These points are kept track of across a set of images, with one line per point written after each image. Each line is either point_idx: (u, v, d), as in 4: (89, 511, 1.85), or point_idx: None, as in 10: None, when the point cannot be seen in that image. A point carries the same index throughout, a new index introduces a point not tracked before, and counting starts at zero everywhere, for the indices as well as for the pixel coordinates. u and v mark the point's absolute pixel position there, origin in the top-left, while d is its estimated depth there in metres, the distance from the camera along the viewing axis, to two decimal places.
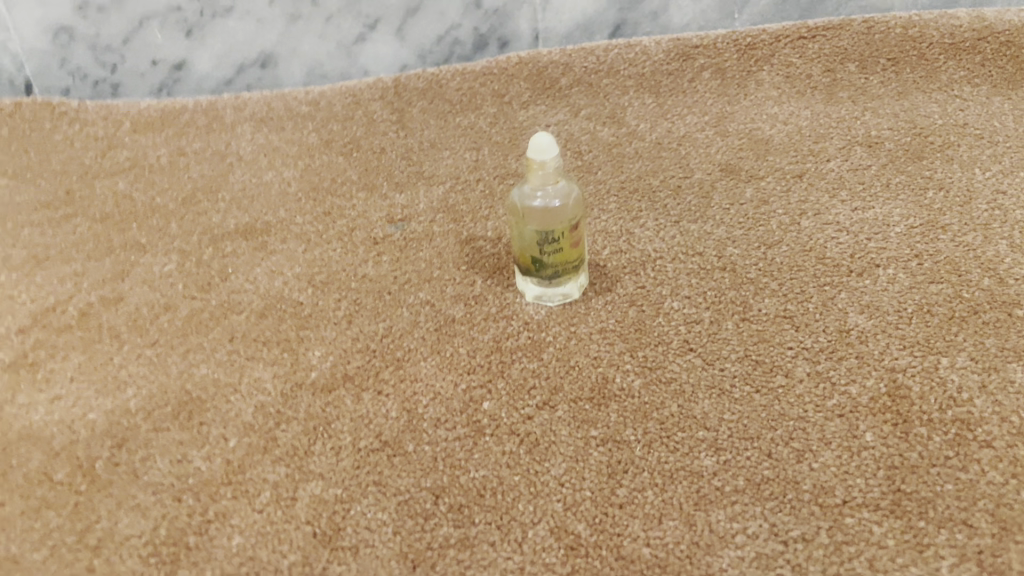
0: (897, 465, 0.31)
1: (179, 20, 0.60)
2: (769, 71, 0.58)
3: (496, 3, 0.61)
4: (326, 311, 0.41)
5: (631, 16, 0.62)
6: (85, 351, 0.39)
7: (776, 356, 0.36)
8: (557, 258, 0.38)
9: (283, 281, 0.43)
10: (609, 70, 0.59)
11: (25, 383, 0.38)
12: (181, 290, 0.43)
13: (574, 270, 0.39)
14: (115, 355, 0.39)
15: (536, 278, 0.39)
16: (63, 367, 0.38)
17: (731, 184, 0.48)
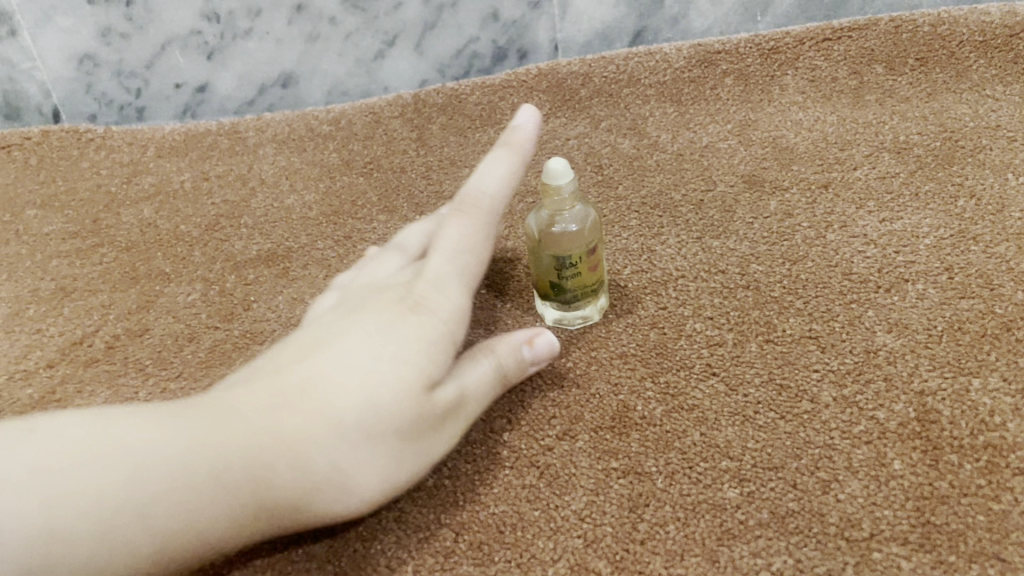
0: (943, 496, 0.30)
1: (199, 43, 0.61)
2: (794, 75, 0.56)
3: (514, 14, 0.60)
4: None
5: (650, 23, 0.61)
6: (114, 372, 0.41)
7: (801, 379, 0.35)
8: (576, 283, 0.38)
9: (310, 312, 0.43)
10: (628, 79, 0.58)
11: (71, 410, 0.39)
12: (216, 320, 0.44)
13: (592, 295, 0.39)
14: (155, 386, 0.40)
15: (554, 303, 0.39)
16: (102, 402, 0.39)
17: (754, 196, 0.47)
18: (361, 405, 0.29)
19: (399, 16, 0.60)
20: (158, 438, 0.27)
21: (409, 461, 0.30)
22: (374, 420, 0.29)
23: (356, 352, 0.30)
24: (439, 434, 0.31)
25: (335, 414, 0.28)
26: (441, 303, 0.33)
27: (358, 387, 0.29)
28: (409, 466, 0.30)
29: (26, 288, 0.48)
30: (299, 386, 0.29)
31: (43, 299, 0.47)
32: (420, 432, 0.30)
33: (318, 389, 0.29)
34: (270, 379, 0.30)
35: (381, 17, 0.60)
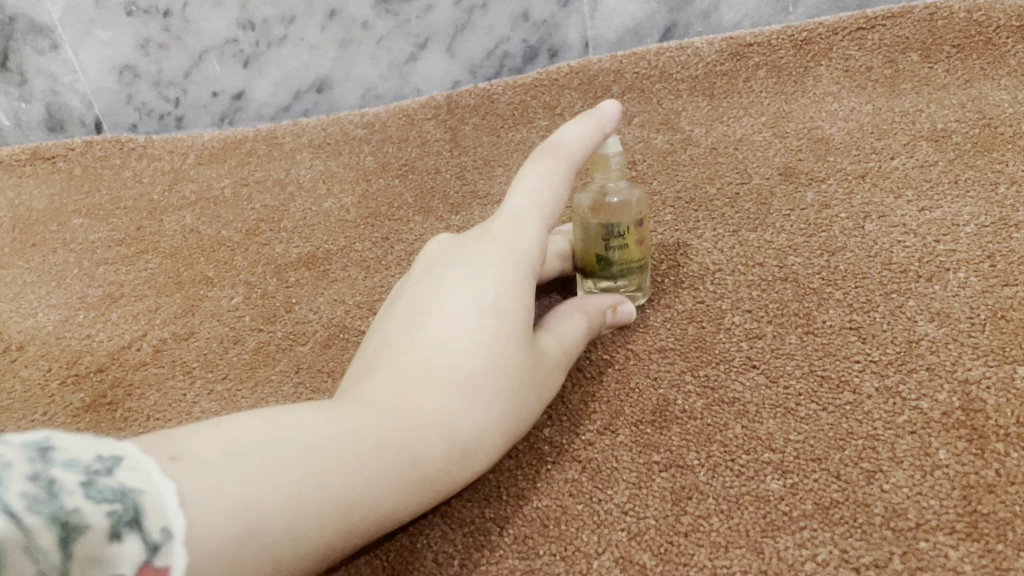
0: (990, 485, 0.30)
1: (235, 51, 0.62)
2: (827, 66, 0.55)
3: (545, 14, 0.60)
4: None
5: (681, 17, 0.61)
6: (162, 373, 0.42)
7: (842, 371, 0.35)
8: (623, 256, 0.39)
9: (351, 313, 0.44)
10: (660, 75, 0.58)
11: (122, 411, 0.40)
12: (262, 321, 0.45)
13: (636, 273, 0.39)
14: (202, 387, 0.41)
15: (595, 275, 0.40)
16: (151, 403, 0.40)
17: (790, 188, 0.46)
18: (487, 364, 0.30)
19: (430, 19, 0.61)
20: (320, 427, 0.26)
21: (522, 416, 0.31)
22: (494, 373, 0.30)
23: (466, 312, 0.31)
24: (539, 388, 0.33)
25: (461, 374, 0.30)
26: (522, 242, 0.35)
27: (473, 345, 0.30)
28: (522, 422, 0.31)
29: (75, 294, 0.49)
30: (426, 362, 0.30)
31: (92, 305, 0.48)
32: (528, 386, 0.32)
33: (447, 362, 0.30)
34: (392, 362, 0.30)
35: (412, 20, 0.61)
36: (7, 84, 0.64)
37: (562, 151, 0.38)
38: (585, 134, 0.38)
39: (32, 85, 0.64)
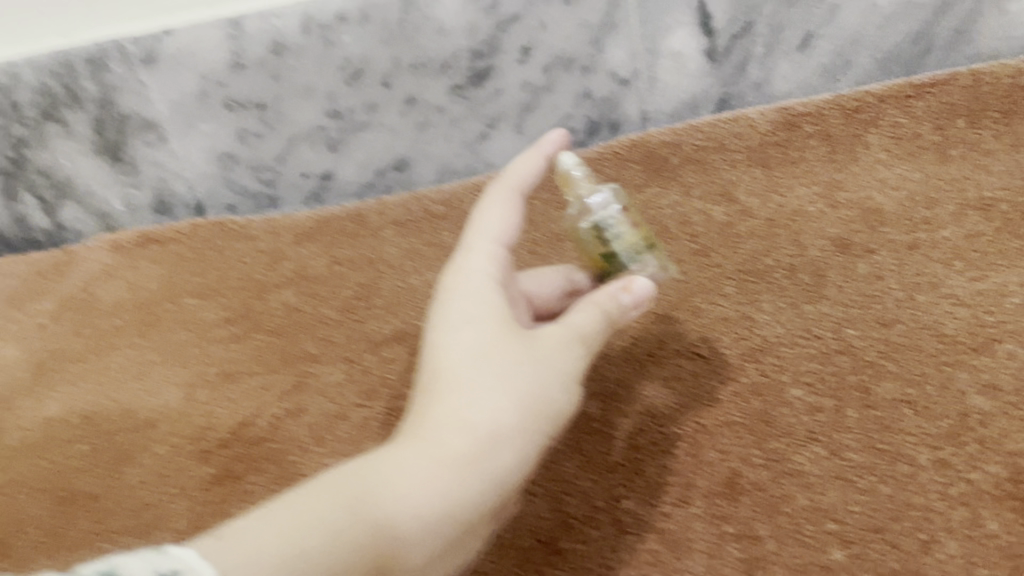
0: None
1: (324, 137, 0.68)
2: (877, 133, 0.58)
3: (605, 91, 0.65)
4: None
5: (734, 89, 0.65)
6: (283, 447, 0.48)
7: (898, 443, 0.39)
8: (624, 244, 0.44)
9: None
10: (716, 146, 0.61)
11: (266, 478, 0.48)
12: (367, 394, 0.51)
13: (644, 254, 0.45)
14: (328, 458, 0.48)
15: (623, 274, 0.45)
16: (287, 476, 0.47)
17: (845, 260, 0.50)
18: (472, 365, 0.38)
19: (499, 101, 0.66)
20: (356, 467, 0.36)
21: (542, 389, 0.38)
22: (487, 368, 0.38)
23: (450, 330, 0.39)
24: (553, 365, 0.39)
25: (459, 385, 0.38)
26: (484, 262, 0.41)
27: (461, 356, 0.38)
28: (545, 398, 0.38)
29: (194, 373, 0.55)
30: (433, 386, 0.38)
31: (210, 383, 0.54)
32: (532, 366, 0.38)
33: (447, 377, 0.38)
34: (416, 398, 0.39)
35: (483, 103, 0.66)
36: (122, 174, 0.71)
37: (507, 181, 0.43)
38: (527, 165, 0.44)
39: (142, 174, 0.71)
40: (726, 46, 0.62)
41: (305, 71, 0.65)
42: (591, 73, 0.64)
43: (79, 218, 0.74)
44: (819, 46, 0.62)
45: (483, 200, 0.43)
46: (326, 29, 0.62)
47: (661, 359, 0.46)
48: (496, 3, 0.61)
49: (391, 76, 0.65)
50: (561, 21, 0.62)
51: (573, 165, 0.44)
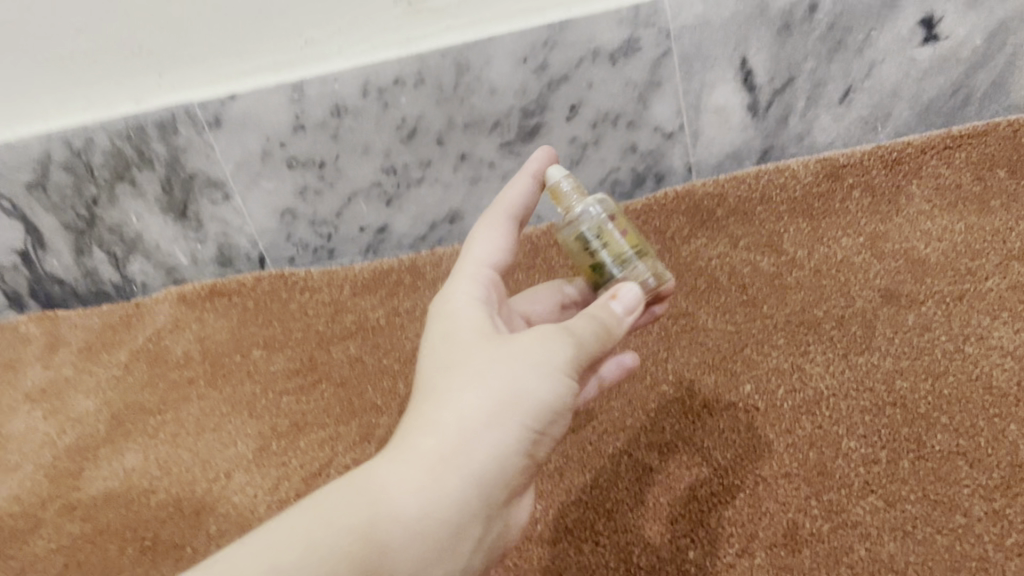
0: None
1: (380, 193, 0.72)
2: (918, 184, 0.60)
3: (651, 145, 0.68)
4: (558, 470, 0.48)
5: (776, 141, 0.67)
6: None
7: (953, 494, 0.40)
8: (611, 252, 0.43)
9: None
10: (761, 197, 0.64)
11: None
12: None
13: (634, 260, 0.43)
14: None
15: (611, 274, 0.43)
16: None
17: (894, 311, 0.51)
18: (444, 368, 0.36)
19: None
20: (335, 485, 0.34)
21: (522, 384, 0.35)
22: (461, 372, 0.36)
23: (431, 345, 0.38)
24: (530, 359, 0.36)
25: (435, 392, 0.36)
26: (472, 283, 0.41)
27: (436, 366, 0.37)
28: (522, 394, 0.35)
29: (266, 423, 0.58)
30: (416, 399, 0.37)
31: (282, 434, 0.56)
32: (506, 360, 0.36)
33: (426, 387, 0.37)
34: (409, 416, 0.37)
35: None
36: (188, 230, 0.75)
37: (498, 206, 0.44)
38: (517, 190, 0.44)
39: (207, 229, 0.75)
40: (768, 101, 0.65)
41: (363, 131, 0.68)
42: (637, 128, 0.67)
43: (146, 272, 0.78)
44: (859, 99, 0.64)
45: (476, 225, 0.43)
46: (383, 91, 0.66)
47: (716, 411, 0.48)
48: (547, 65, 0.64)
49: (445, 134, 0.69)
50: (608, 80, 0.65)
51: (557, 180, 0.45)
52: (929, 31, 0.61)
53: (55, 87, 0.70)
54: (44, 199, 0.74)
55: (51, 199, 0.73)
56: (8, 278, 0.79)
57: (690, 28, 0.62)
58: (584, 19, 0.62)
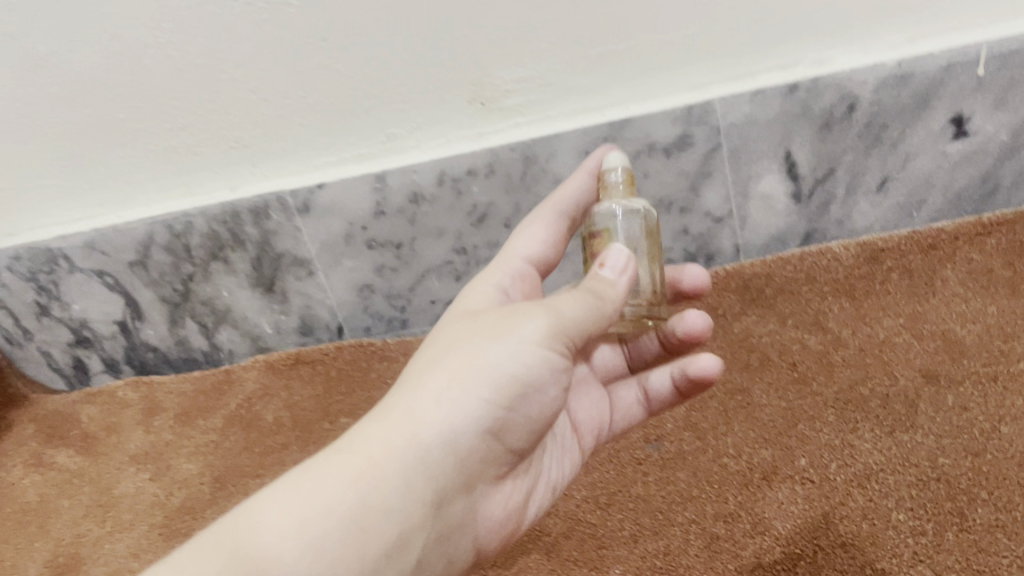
0: None
1: (451, 270, 0.79)
2: (953, 268, 0.65)
3: (701, 228, 0.74)
4: (632, 538, 0.54)
5: (818, 225, 0.73)
6: None
7: (992, 564, 0.47)
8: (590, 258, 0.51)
9: (577, 498, 0.57)
10: (806, 279, 0.68)
11: None
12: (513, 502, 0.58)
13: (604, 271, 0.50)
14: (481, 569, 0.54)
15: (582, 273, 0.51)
16: None
17: (934, 391, 0.57)
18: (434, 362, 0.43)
19: None
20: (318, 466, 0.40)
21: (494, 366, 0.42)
22: (444, 352, 0.44)
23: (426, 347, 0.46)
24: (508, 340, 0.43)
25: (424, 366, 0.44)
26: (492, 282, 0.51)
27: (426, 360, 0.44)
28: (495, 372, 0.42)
29: None
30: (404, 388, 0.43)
31: None
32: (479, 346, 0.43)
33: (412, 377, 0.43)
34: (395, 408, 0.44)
35: None
36: (273, 303, 0.82)
37: (551, 203, 0.55)
38: (572, 188, 0.55)
39: (291, 303, 0.82)
40: (810, 189, 0.71)
41: (437, 216, 0.76)
42: (689, 213, 0.73)
43: (232, 340, 0.85)
44: (895, 186, 0.70)
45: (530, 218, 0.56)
46: (457, 181, 0.74)
47: (776, 482, 0.54)
48: None
49: (512, 219, 0.76)
50: (662, 171, 0.72)
51: (606, 172, 0.51)
52: (958, 128, 0.67)
53: (162, 174, 0.78)
54: (145, 275, 0.81)
55: (151, 275, 0.81)
56: (105, 345, 0.86)
57: (738, 125, 0.69)
58: (641, 118, 0.69)
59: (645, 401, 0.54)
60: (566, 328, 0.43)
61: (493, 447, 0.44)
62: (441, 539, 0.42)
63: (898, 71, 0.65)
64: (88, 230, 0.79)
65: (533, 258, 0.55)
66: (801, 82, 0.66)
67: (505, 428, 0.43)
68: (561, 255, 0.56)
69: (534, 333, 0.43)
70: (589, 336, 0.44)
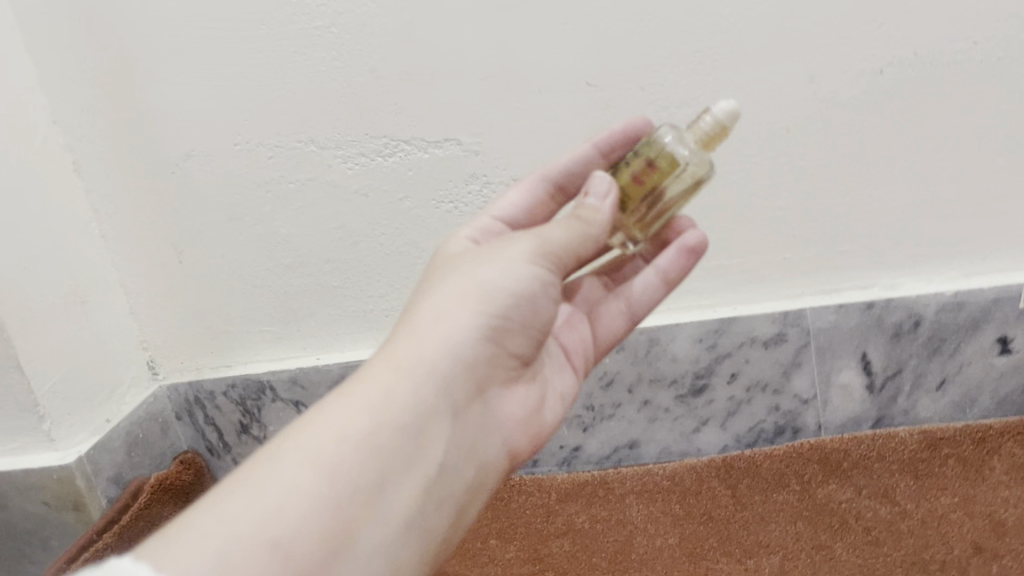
0: None
1: (579, 421, 0.95)
2: (1000, 459, 0.82)
3: (791, 406, 0.91)
4: None
5: (887, 412, 0.89)
6: None
7: None
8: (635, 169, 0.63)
9: None
10: (877, 455, 0.86)
11: None
12: None
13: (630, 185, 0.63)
14: None
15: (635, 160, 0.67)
16: None
17: (983, 561, 0.72)
18: (429, 307, 0.57)
19: (711, 407, 0.92)
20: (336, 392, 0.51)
21: (487, 284, 0.57)
22: (428, 298, 0.58)
23: (418, 298, 0.59)
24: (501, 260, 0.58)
25: (410, 315, 0.57)
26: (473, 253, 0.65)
27: (421, 305, 0.57)
28: (488, 288, 0.57)
29: None
30: (401, 327, 0.57)
31: None
32: (469, 284, 0.58)
33: (409, 320, 0.57)
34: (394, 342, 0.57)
35: (700, 408, 0.92)
36: None
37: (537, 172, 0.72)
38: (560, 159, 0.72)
39: None
40: (882, 382, 0.88)
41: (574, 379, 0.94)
42: (781, 393, 0.90)
43: None
44: (952, 387, 0.87)
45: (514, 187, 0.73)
46: None
47: None
48: (715, 345, 0.89)
49: (635, 386, 0.92)
50: (761, 359, 0.89)
51: (706, 117, 0.62)
52: (1003, 345, 0.85)
53: (360, 330, 1.00)
54: None
55: None
56: None
57: (824, 329, 0.87)
58: (746, 317, 0.88)
59: (626, 312, 0.71)
60: (555, 247, 0.59)
61: (488, 358, 0.58)
62: (453, 445, 0.54)
63: (955, 299, 0.84)
64: (294, 367, 1.01)
65: (512, 213, 0.71)
66: (877, 301, 0.85)
67: (496, 342, 0.58)
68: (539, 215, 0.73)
69: (521, 253, 0.58)
70: (576, 252, 0.61)
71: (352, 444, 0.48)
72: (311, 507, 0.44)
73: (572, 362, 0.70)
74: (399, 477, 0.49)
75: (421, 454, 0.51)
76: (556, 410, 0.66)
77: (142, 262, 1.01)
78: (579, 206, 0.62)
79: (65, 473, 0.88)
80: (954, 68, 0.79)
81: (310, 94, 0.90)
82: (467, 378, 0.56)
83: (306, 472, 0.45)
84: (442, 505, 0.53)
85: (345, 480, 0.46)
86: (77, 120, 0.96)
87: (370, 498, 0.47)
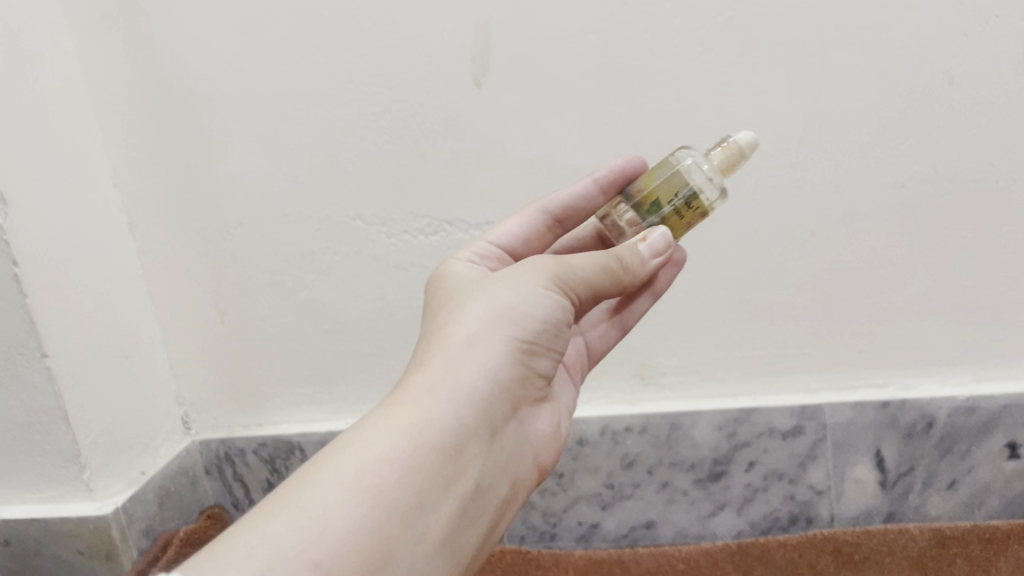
0: None
1: (598, 499, 0.98)
2: (1006, 561, 0.86)
3: (805, 496, 0.94)
4: None
5: (898, 508, 0.93)
6: None
7: None
8: (679, 212, 0.70)
9: None
10: (887, 550, 0.89)
11: None
12: None
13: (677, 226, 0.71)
14: None
15: (648, 178, 0.72)
16: None
17: None
18: (459, 328, 0.59)
19: (728, 492, 0.95)
20: (372, 412, 0.54)
21: (517, 310, 0.61)
22: (459, 319, 0.60)
23: (446, 319, 0.61)
24: (527, 288, 0.62)
25: (442, 334, 0.59)
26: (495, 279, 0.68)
27: (451, 325, 0.60)
28: (517, 313, 0.60)
29: None
30: (429, 346, 0.59)
31: None
32: (497, 310, 0.61)
33: (439, 340, 0.59)
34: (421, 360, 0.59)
35: (717, 492, 0.95)
36: None
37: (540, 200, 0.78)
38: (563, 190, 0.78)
39: None
40: (894, 479, 0.91)
41: (596, 457, 0.97)
42: (796, 483, 0.93)
43: None
44: (961, 488, 0.90)
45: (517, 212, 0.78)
46: (615, 434, 0.95)
47: None
48: (735, 433, 0.93)
49: (655, 467, 0.96)
50: (779, 450, 0.93)
51: (733, 149, 0.70)
52: (1012, 450, 0.88)
53: None
54: None
55: None
56: None
57: (841, 424, 0.90)
58: (765, 408, 0.92)
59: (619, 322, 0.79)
60: (576, 275, 0.64)
61: (519, 379, 0.61)
62: (487, 463, 0.57)
63: (968, 404, 0.88)
64: (324, 431, 1.04)
65: (515, 235, 0.76)
66: (892, 401, 0.89)
67: (524, 365, 0.62)
68: (535, 242, 0.78)
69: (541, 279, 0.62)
70: (596, 284, 0.65)
71: (393, 463, 0.50)
72: (357, 529, 0.46)
73: (571, 376, 0.76)
74: (439, 497, 0.52)
75: (461, 474, 0.54)
76: (567, 425, 0.71)
77: (186, 318, 1.05)
78: (619, 249, 0.67)
79: (102, 524, 0.91)
80: (972, 185, 0.84)
81: (360, 172, 0.95)
82: (501, 399, 0.59)
83: (350, 494, 0.47)
84: (474, 523, 0.56)
85: (391, 501, 0.49)
86: (134, 180, 1.01)
87: (415, 517, 0.50)
